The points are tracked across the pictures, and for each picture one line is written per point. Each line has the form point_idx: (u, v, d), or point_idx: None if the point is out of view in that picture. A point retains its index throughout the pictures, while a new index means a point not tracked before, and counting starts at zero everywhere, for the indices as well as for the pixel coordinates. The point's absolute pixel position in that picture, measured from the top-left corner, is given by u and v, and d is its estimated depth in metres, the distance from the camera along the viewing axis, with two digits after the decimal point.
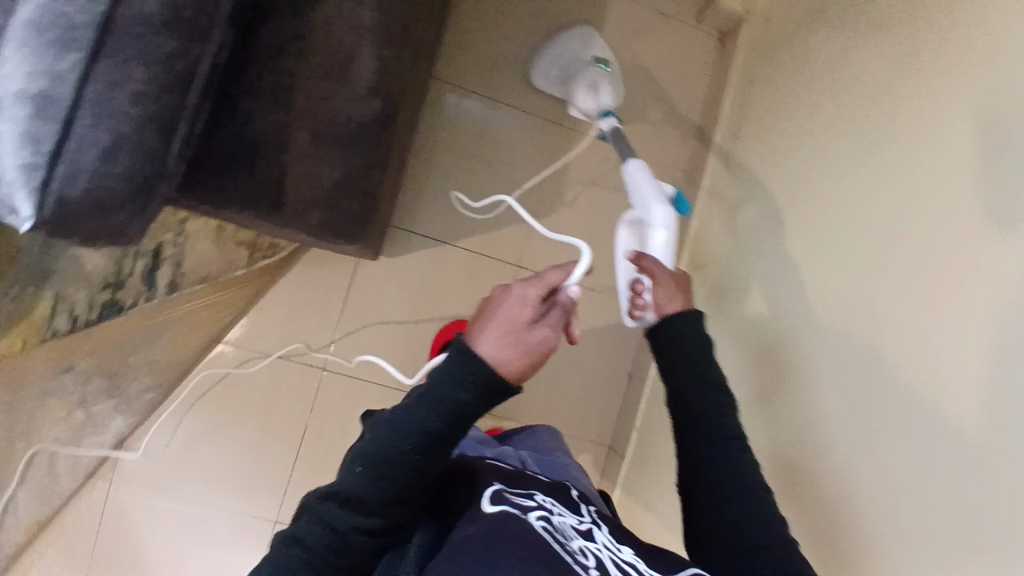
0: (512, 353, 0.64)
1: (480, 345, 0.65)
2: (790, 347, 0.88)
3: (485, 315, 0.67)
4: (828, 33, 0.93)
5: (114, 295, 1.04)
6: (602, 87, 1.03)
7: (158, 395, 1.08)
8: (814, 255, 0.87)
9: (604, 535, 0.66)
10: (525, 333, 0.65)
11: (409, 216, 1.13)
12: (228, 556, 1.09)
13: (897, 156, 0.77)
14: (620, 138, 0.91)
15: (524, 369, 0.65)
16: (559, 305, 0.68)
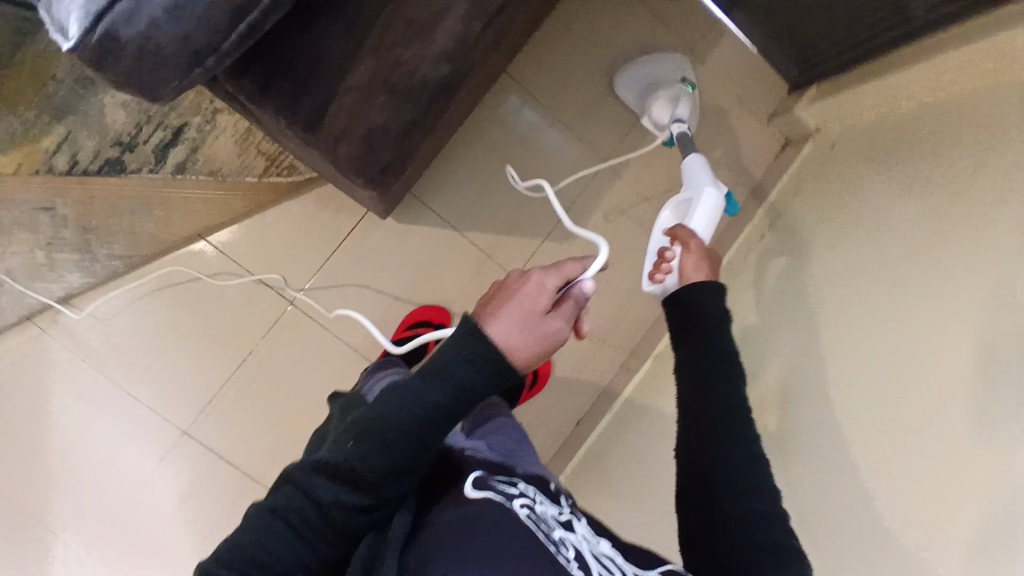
0: (525, 342, 0.61)
1: (491, 328, 0.61)
2: (815, 394, 0.88)
3: (498, 299, 0.63)
4: (883, 175, 0.96)
5: (122, 155, 1.03)
6: (681, 101, 1.07)
7: (121, 266, 1.05)
8: (835, 359, 0.87)
9: (584, 526, 0.61)
10: (537, 323, 0.62)
11: (430, 192, 1.11)
12: (127, 446, 1.08)
13: (919, 310, 0.78)
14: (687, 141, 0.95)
15: (534, 357, 0.61)
16: (574, 296, 0.65)
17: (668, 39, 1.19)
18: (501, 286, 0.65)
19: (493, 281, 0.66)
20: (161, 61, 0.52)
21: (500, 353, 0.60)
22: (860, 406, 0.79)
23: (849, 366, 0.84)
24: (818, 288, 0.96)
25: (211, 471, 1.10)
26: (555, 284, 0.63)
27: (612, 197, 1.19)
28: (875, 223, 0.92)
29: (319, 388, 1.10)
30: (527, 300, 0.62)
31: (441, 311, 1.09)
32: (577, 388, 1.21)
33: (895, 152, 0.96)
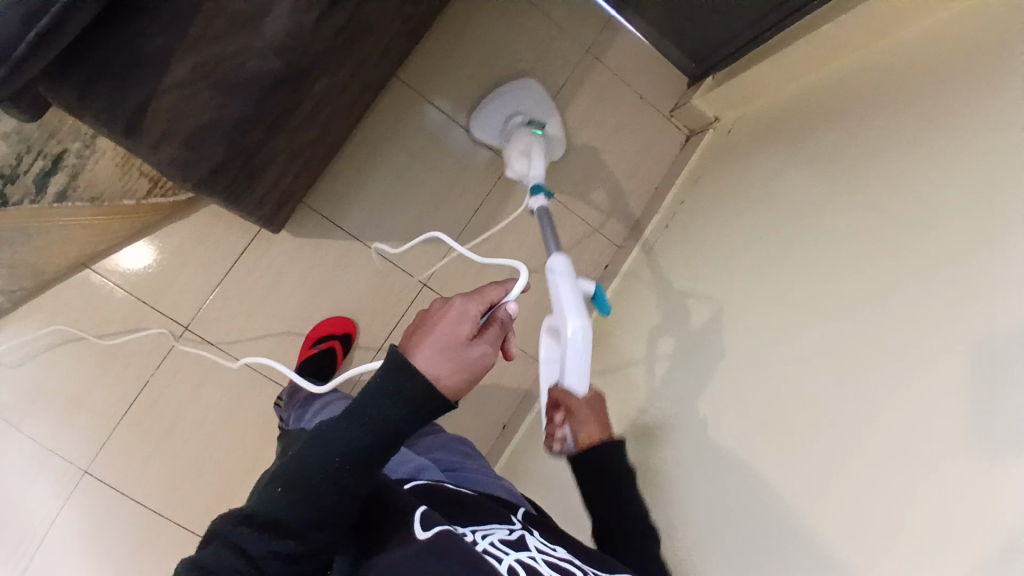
0: (454, 368, 0.57)
1: (417, 357, 0.57)
2: (742, 361, 0.82)
3: (422, 329, 0.60)
4: (772, 156, 0.97)
5: (2, 187, 0.97)
6: (534, 152, 1.02)
7: (5, 302, 1.02)
8: (738, 339, 0.85)
9: (537, 538, 0.60)
10: (463, 348, 0.58)
11: (332, 204, 1.11)
12: (21, 491, 1.02)
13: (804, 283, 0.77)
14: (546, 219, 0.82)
15: (466, 384, 0.58)
16: (498, 320, 0.62)
17: (564, 41, 1.20)
18: (424, 318, 0.62)
19: (417, 315, 0.63)
20: None
21: (429, 380, 0.56)
22: (751, 386, 0.79)
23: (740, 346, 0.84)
24: (715, 272, 0.96)
25: (123, 511, 1.05)
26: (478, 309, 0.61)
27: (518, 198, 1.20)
28: (763, 203, 0.93)
29: (231, 409, 1.09)
30: (450, 325, 0.59)
31: (342, 323, 1.11)
32: (498, 392, 1.20)
33: (780, 132, 0.98)
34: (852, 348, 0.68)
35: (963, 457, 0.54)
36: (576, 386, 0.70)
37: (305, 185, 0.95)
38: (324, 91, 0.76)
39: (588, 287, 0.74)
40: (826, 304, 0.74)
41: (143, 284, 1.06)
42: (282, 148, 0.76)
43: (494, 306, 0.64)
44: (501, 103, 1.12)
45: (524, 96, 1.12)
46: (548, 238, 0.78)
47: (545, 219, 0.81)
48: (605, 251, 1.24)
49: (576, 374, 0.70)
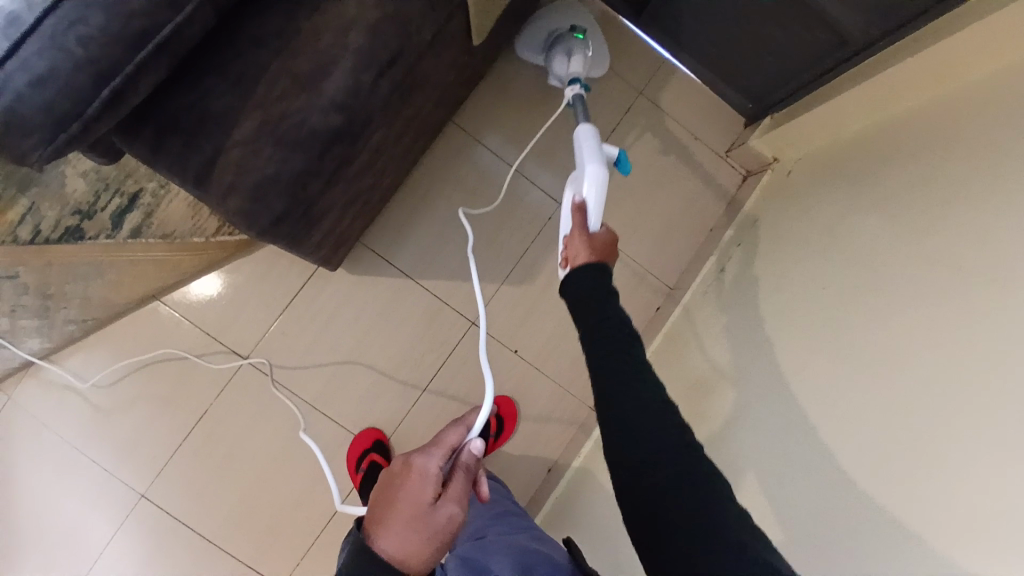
0: (420, 540, 0.63)
1: (385, 537, 0.63)
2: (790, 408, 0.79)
3: (387, 500, 0.66)
4: (834, 199, 0.94)
5: (81, 223, 1.06)
6: (576, 54, 1.05)
7: (81, 329, 1.08)
8: (797, 392, 0.80)
9: None
10: (432, 514, 0.64)
11: (385, 241, 1.14)
12: (83, 511, 1.07)
13: (864, 331, 0.74)
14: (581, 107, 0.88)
15: (435, 553, 0.63)
16: (462, 465, 0.69)
17: (616, 82, 1.21)
18: (389, 483, 0.67)
19: (382, 476, 0.68)
20: (24, 128, 0.51)
21: (397, 561, 0.62)
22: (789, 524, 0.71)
23: (789, 414, 0.79)
24: (770, 325, 0.92)
25: (177, 538, 1.08)
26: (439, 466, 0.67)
27: None
28: (823, 251, 0.89)
29: (282, 444, 1.10)
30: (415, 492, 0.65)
31: (374, 432, 1.11)
32: (543, 436, 1.19)
33: (844, 177, 0.94)
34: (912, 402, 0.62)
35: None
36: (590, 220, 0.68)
37: (360, 228, 0.98)
38: (381, 140, 0.78)
39: (612, 152, 0.78)
40: (867, 364, 0.71)
41: (207, 318, 1.10)
42: (342, 196, 0.78)
43: (459, 450, 0.70)
44: (542, 19, 1.12)
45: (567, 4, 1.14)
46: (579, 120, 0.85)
47: (579, 104, 0.89)
48: (657, 293, 1.22)
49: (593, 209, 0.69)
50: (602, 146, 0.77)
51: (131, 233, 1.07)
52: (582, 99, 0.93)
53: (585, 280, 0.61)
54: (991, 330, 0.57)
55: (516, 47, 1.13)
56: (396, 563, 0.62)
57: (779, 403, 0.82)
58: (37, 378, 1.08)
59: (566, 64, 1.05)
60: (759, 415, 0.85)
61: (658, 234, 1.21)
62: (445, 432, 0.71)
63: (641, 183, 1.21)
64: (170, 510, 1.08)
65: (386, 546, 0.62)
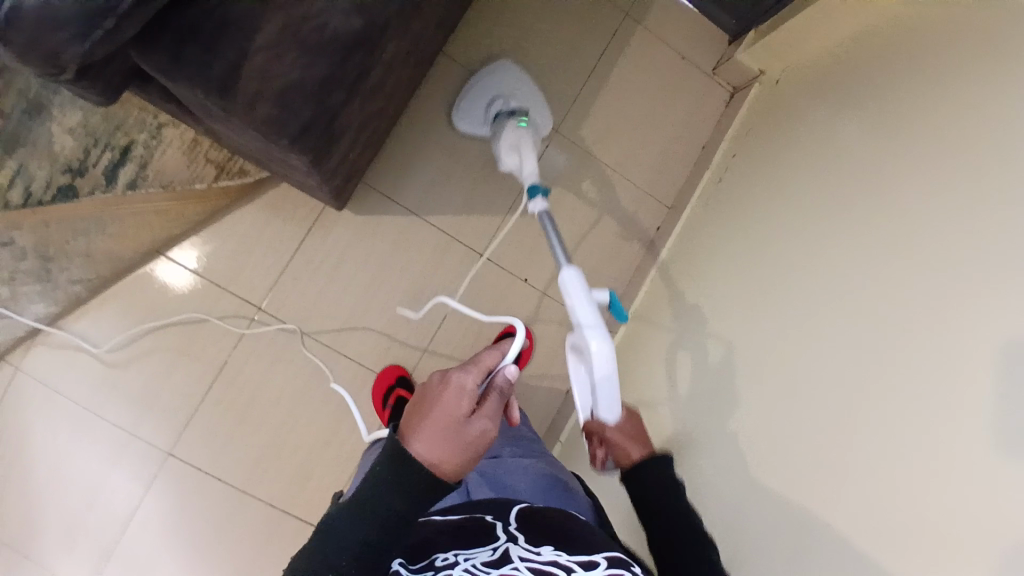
0: (454, 448, 0.59)
1: (415, 444, 0.59)
2: (798, 285, 0.83)
3: (422, 408, 0.62)
4: (828, 96, 0.97)
5: (73, 180, 1.03)
6: (523, 146, 1.01)
7: (84, 290, 1.06)
8: (803, 270, 0.84)
9: (523, 546, 0.62)
10: (464, 429, 0.60)
11: (388, 181, 1.14)
12: (106, 474, 1.06)
13: (868, 202, 0.78)
14: (552, 228, 0.79)
15: (468, 462, 0.60)
16: (497, 388, 0.63)
17: (600, 8, 1.22)
18: (423, 394, 0.63)
19: (418, 387, 0.64)
20: (56, 23, 0.50)
21: (425, 468, 0.58)
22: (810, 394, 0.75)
23: (799, 291, 0.83)
24: (773, 221, 0.96)
25: (207, 492, 1.08)
26: (475, 383, 0.62)
27: (570, 165, 1.21)
28: (821, 144, 0.93)
29: (304, 389, 1.11)
30: (449, 406, 0.60)
31: (396, 368, 1.12)
32: (559, 360, 1.22)
33: (836, 74, 0.98)
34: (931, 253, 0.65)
35: (947, 545, 0.53)
36: (608, 417, 0.72)
37: (366, 160, 0.98)
38: (393, 54, 0.78)
39: (602, 296, 0.73)
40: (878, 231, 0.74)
41: (216, 269, 1.09)
42: (359, 114, 0.78)
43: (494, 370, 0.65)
44: (481, 90, 1.12)
45: (506, 74, 1.13)
46: (556, 248, 0.76)
47: (546, 223, 0.79)
48: (657, 213, 1.25)
49: (608, 409, 0.71)
50: (590, 292, 0.71)
51: (126, 186, 1.05)
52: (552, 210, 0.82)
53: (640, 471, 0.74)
54: (1008, 177, 0.60)
55: (453, 115, 1.13)
56: (423, 471, 0.58)
57: (788, 284, 0.86)
58: (45, 344, 1.06)
59: (516, 156, 1.01)
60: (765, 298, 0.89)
61: (653, 156, 1.24)
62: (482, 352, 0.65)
63: (632, 107, 1.23)
64: (196, 463, 1.08)
65: (414, 452, 0.59)
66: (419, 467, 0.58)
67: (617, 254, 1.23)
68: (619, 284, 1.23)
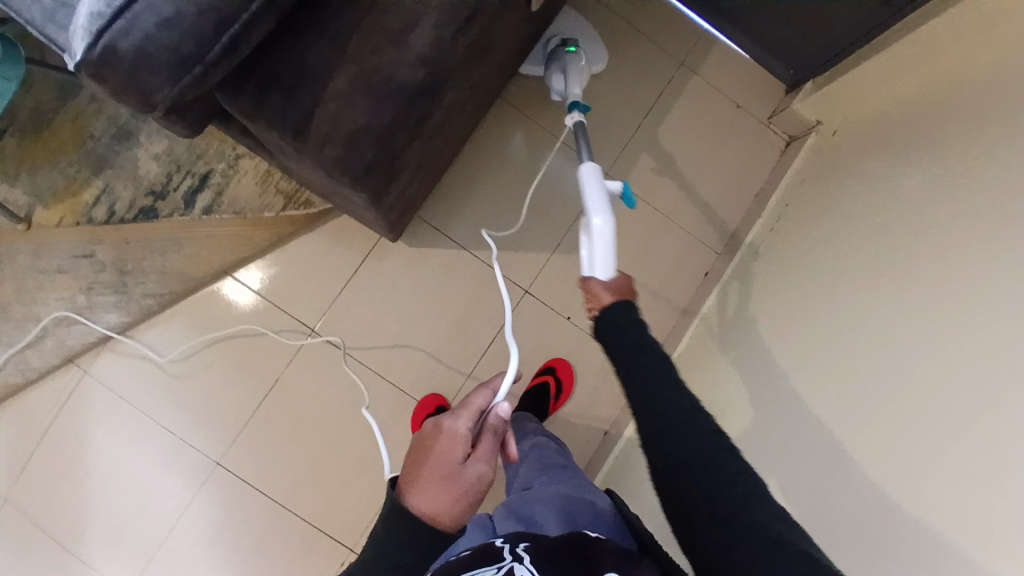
0: (448, 501, 0.61)
1: (416, 501, 0.62)
2: (846, 343, 0.82)
3: (414, 461, 0.64)
4: (885, 152, 0.96)
5: (154, 203, 1.12)
6: (573, 73, 1.04)
7: (157, 303, 1.13)
8: (853, 328, 0.82)
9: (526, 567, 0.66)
10: (457, 481, 0.62)
11: (441, 215, 1.18)
12: (158, 479, 1.11)
13: (923, 263, 0.76)
14: (581, 132, 0.87)
15: (465, 512, 0.62)
16: (491, 428, 0.65)
17: (657, 55, 1.24)
18: (417, 445, 0.65)
19: (414, 434, 0.66)
20: (151, 68, 0.54)
21: (427, 523, 0.61)
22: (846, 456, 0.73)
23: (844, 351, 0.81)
24: (820, 274, 0.95)
25: (249, 504, 1.12)
26: (465, 431, 0.64)
27: (619, 207, 1.22)
28: (875, 200, 0.92)
29: (348, 411, 1.14)
30: (440, 459, 0.62)
31: (437, 398, 1.13)
32: (598, 400, 1.21)
33: (894, 131, 0.97)
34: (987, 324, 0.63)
35: None
36: (602, 270, 0.71)
37: (422, 196, 1.02)
38: (454, 100, 0.82)
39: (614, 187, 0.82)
40: (933, 299, 0.72)
41: (274, 291, 1.14)
42: (418, 156, 0.82)
43: (486, 411, 0.66)
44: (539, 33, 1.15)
45: (563, 18, 1.17)
46: (580, 147, 0.86)
47: (578, 131, 0.87)
48: (706, 259, 1.24)
49: (601, 258, 0.72)
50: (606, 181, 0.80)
51: (200, 210, 1.13)
52: (586, 126, 0.90)
53: (608, 314, 0.64)
54: None
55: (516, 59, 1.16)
56: (424, 526, 0.61)
57: (833, 341, 0.84)
58: (114, 351, 1.13)
59: (563, 80, 1.05)
60: (810, 353, 0.87)
61: (704, 202, 1.24)
62: (472, 394, 0.67)
63: (685, 153, 1.24)
64: (240, 476, 1.12)
65: (416, 511, 0.61)
66: (419, 523, 0.61)
67: (664, 298, 1.23)
68: (664, 327, 1.23)
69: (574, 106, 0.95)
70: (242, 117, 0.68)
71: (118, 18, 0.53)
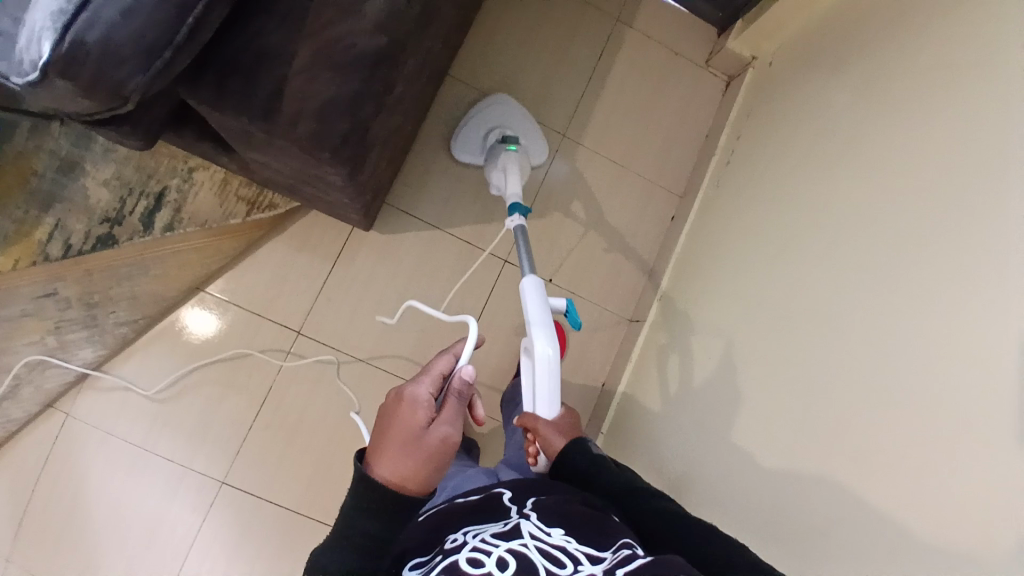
0: (414, 463, 0.60)
1: (380, 465, 0.60)
2: (812, 244, 0.87)
3: (379, 429, 0.63)
4: (820, 68, 1.02)
5: (111, 230, 1.08)
6: (511, 169, 1.06)
7: (132, 330, 1.10)
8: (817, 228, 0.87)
9: (535, 522, 0.57)
10: (423, 442, 0.60)
11: (408, 198, 1.18)
12: (163, 509, 1.08)
13: (875, 156, 0.81)
14: (524, 237, 0.91)
15: (431, 474, 0.60)
16: (455, 391, 0.66)
17: (592, 14, 1.28)
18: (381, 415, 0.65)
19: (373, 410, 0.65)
20: (119, 58, 0.54)
21: (392, 487, 0.59)
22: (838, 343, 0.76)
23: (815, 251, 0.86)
24: (779, 191, 1.00)
25: (263, 517, 1.10)
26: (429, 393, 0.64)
27: (579, 165, 1.25)
28: (819, 112, 0.97)
29: (347, 406, 1.13)
30: (405, 421, 0.62)
31: None
32: (590, 355, 1.24)
33: (825, 47, 1.02)
34: (949, 190, 0.68)
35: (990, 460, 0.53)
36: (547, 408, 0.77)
37: (388, 178, 1.02)
38: (411, 70, 0.83)
39: (558, 305, 0.86)
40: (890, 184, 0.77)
41: (253, 298, 1.13)
42: (385, 130, 0.83)
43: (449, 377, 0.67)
44: (477, 122, 1.16)
45: (501, 102, 1.18)
46: (523, 260, 0.88)
47: (519, 236, 0.91)
48: (669, 203, 1.29)
49: (545, 394, 0.77)
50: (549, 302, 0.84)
51: (161, 229, 1.10)
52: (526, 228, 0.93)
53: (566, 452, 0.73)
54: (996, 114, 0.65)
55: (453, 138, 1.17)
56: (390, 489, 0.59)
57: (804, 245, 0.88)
58: (95, 388, 1.09)
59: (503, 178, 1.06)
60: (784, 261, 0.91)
61: (659, 149, 1.29)
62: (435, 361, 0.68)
63: (634, 105, 1.28)
64: (249, 490, 1.10)
65: (381, 474, 0.60)
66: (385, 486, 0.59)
67: (636, 246, 1.27)
68: (640, 274, 1.26)
69: (514, 206, 0.96)
70: (209, 113, 0.71)
71: (80, 12, 0.53)
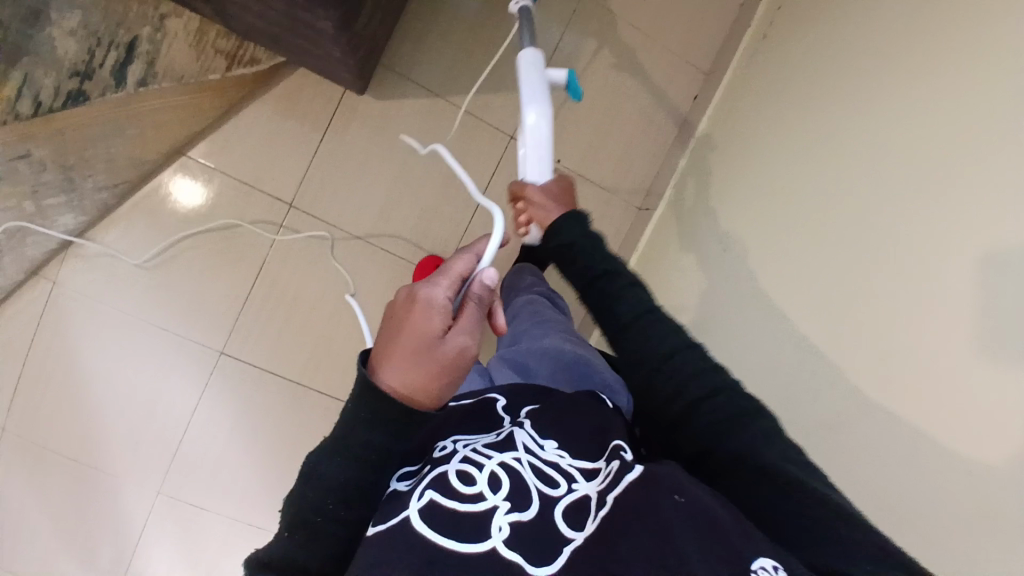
0: (429, 377, 0.45)
1: (387, 371, 0.45)
2: (851, 123, 0.78)
3: (386, 329, 0.47)
4: None
5: (81, 85, 0.94)
6: None
7: (113, 196, 1.04)
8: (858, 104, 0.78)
9: (528, 432, 0.52)
10: (442, 353, 0.45)
11: (407, 64, 1.08)
12: (160, 380, 1.07)
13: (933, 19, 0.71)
14: (526, 16, 0.76)
15: (448, 390, 0.46)
16: (474, 297, 0.48)
17: None
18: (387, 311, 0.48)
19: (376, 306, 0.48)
20: None
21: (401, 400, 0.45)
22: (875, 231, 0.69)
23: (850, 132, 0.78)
24: (817, 64, 0.90)
25: (258, 393, 1.09)
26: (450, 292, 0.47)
27: (595, 33, 1.14)
28: None
29: (342, 286, 1.10)
30: (421, 324, 0.45)
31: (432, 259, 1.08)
32: None
33: None
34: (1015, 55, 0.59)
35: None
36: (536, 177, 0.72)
37: (383, 36, 0.92)
38: None
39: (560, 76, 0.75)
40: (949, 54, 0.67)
41: (240, 169, 1.07)
42: None
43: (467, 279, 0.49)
44: None
45: None
46: (524, 30, 0.75)
47: (522, 17, 0.76)
48: (691, 82, 1.18)
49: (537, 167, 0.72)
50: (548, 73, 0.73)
51: (134, 85, 0.97)
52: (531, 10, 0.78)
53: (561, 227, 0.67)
54: None
55: None
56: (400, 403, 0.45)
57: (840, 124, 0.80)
58: (79, 256, 1.05)
59: None
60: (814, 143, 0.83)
61: (686, 19, 1.16)
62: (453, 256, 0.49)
63: None
64: (244, 366, 1.09)
65: (389, 382, 0.45)
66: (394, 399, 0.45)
67: (651, 128, 1.18)
68: (654, 159, 1.18)
69: None
70: None
71: None
